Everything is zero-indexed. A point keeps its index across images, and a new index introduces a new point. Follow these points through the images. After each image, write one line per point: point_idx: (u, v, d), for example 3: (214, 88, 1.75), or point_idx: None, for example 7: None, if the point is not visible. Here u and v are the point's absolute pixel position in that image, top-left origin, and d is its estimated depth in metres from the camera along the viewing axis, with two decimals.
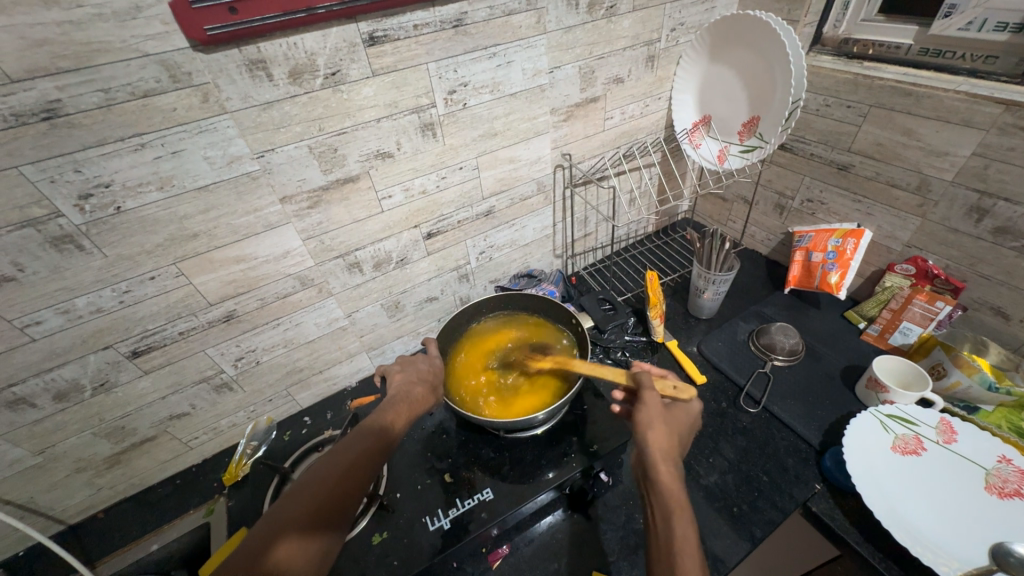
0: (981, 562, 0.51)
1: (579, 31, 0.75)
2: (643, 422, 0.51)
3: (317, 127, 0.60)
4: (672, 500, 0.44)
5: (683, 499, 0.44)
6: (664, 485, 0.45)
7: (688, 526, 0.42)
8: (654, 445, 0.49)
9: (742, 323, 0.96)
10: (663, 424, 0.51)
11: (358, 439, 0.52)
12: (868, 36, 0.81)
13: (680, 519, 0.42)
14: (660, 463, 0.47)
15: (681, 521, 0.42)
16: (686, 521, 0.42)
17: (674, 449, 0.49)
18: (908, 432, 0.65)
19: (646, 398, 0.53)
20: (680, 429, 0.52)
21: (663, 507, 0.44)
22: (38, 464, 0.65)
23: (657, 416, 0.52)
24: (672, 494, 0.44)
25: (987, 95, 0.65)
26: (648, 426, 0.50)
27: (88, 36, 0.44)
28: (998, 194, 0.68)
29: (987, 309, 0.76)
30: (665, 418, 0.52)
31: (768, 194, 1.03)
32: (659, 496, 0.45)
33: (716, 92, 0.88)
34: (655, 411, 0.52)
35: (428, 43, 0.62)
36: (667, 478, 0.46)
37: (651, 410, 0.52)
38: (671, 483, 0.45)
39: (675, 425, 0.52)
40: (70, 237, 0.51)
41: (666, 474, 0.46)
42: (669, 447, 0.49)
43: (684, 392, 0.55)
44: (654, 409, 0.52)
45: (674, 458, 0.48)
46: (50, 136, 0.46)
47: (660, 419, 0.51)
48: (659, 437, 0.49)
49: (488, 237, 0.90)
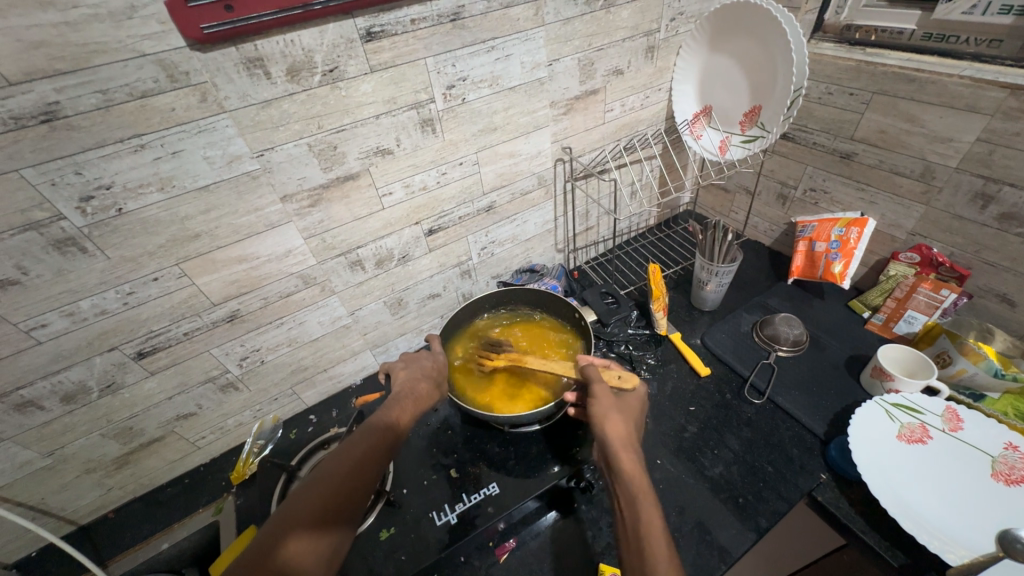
0: (989, 549, 0.51)
1: (577, 22, 0.74)
2: (597, 413, 0.52)
3: (316, 125, 0.59)
4: (636, 488, 0.45)
5: (646, 483, 0.46)
6: (626, 472, 0.46)
7: (654, 511, 0.43)
8: (611, 434, 0.50)
9: (746, 315, 0.95)
10: (617, 414, 0.52)
11: (364, 436, 0.52)
12: (871, 22, 0.81)
13: (645, 505, 0.44)
14: (620, 451, 0.48)
15: (645, 506, 0.44)
16: (651, 505, 0.44)
17: (631, 436, 0.51)
18: (914, 420, 0.64)
19: (597, 391, 0.55)
20: (634, 415, 0.54)
21: (628, 497, 0.45)
22: (47, 466, 0.65)
23: (610, 406, 0.53)
24: (634, 482, 0.45)
25: (993, 80, 0.64)
26: (602, 418, 0.52)
27: (85, 37, 0.43)
28: (1004, 179, 0.67)
29: (992, 296, 0.75)
30: (618, 406, 0.54)
31: (770, 184, 1.02)
32: (623, 487, 0.46)
33: (716, 83, 0.87)
34: (608, 402, 0.54)
35: (425, 37, 0.61)
36: (629, 465, 0.47)
37: (604, 401, 0.54)
38: (633, 469, 0.47)
39: (628, 412, 0.54)
40: (72, 240, 0.51)
41: (627, 462, 0.47)
42: (626, 433, 0.51)
43: (629, 379, 0.57)
44: (606, 398, 0.54)
45: (632, 442, 0.50)
46: (50, 139, 0.46)
47: (613, 409, 0.53)
48: (615, 427, 0.51)
49: (489, 233, 0.89)
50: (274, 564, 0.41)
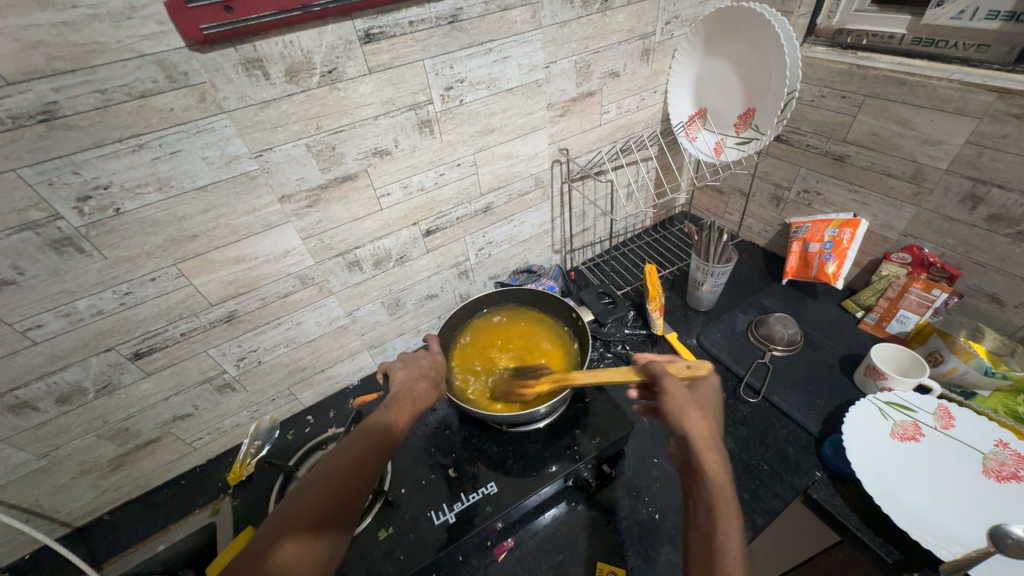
0: (980, 545, 0.52)
1: (574, 25, 0.75)
2: (677, 406, 0.49)
3: (315, 126, 0.60)
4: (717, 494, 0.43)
5: (727, 491, 0.43)
6: (708, 474, 0.44)
7: (733, 520, 0.41)
8: (694, 431, 0.46)
9: (741, 315, 0.96)
10: (697, 411, 0.48)
11: (361, 437, 0.52)
12: (862, 26, 0.81)
13: (724, 512, 0.41)
14: (702, 451, 0.45)
15: (725, 516, 0.41)
16: (731, 514, 0.41)
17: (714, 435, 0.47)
18: (906, 418, 0.65)
19: (671, 385, 0.51)
20: (710, 410, 0.51)
21: (707, 499, 0.42)
22: (41, 468, 0.65)
23: (689, 402, 0.50)
24: (715, 486, 0.43)
25: (981, 84, 0.65)
26: (682, 412, 0.48)
27: (84, 37, 0.43)
28: (993, 181, 0.68)
29: (982, 296, 0.76)
30: (697, 402, 0.50)
31: (765, 186, 1.03)
32: (702, 488, 0.43)
33: (711, 86, 0.88)
34: (685, 398, 0.50)
35: (423, 39, 0.62)
36: (713, 468, 0.44)
37: (682, 393, 0.50)
38: (715, 472, 0.44)
39: (706, 409, 0.50)
40: (69, 240, 0.51)
41: (711, 463, 0.44)
42: (708, 431, 0.47)
43: (703, 368, 0.54)
44: (684, 392, 0.50)
45: (714, 443, 0.47)
46: (48, 139, 0.46)
47: (692, 405, 0.49)
48: (696, 424, 0.47)
49: (486, 234, 0.90)
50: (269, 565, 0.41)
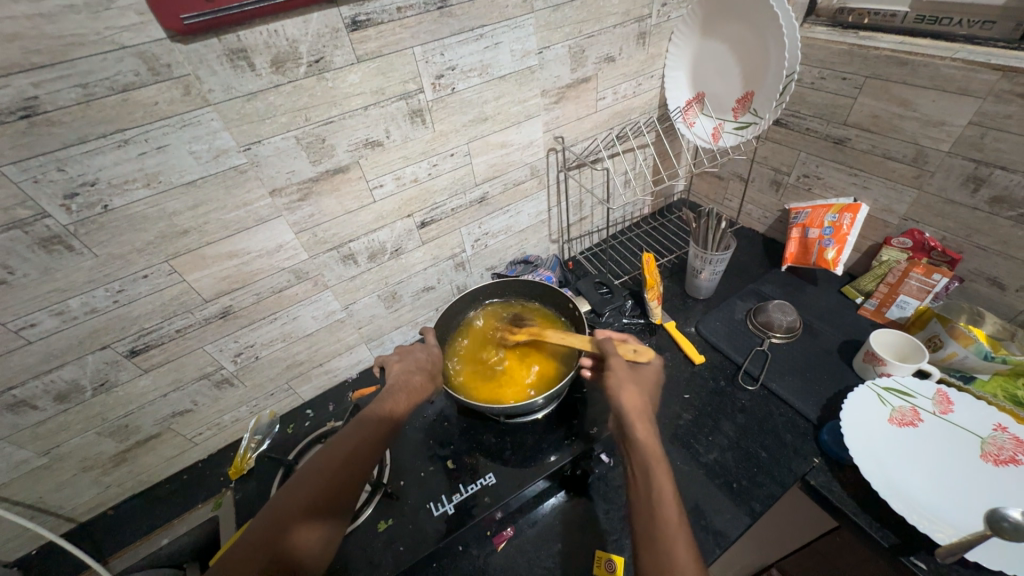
0: (976, 528, 0.52)
1: (567, 9, 0.73)
2: (614, 388, 0.54)
3: (303, 117, 0.59)
4: (652, 460, 0.46)
5: (661, 454, 0.47)
6: (642, 444, 0.48)
7: (666, 476, 0.45)
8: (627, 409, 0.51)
9: (740, 302, 0.96)
10: (631, 386, 0.53)
11: (358, 428, 0.52)
12: (863, 5, 0.80)
13: (657, 471, 0.45)
14: (634, 424, 0.50)
15: (660, 476, 0.45)
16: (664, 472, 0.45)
17: (647, 408, 0.52)
18: (905, 404, 0.65)
19: (613, 365, 0.56)
20: (648, 389, 0.55)
21: (641, 461, 0.46)
22: (43, 466, 0.65)
23: (626, 379, 0.54)
24: (649, 451, 0.47)
25: (984, 62, 0.64)
26: (619, 393, 0.53)
27: (61, 29, 0.42)
28: (996, 163, 0.67)
29: (984, 280, 0.75)
30: (633, 380, 0.55)
31: (764, 171, 1.02)
32: (637, 453, 0.47)
33: (709, 69, 0.86)
34: (623, 376, 0.55)
35: (412, 26, 0.60)
36: (644, 437, 0.48)
37: (621, 376, 0.55)
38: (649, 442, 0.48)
39: (643, 385, 0.55)
40: (58, 238, 0.51)
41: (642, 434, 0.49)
42: (642, 407, 0.52)
43: (644, 354, 0.58)
44: (623, 374, 0.55)
45: (648, 416, 0.51)
46: (30, 135, 0.45)
47: (630, 382, 0.54)
48: (631, 399, 0.52)
49: (482, 224, 0.89)
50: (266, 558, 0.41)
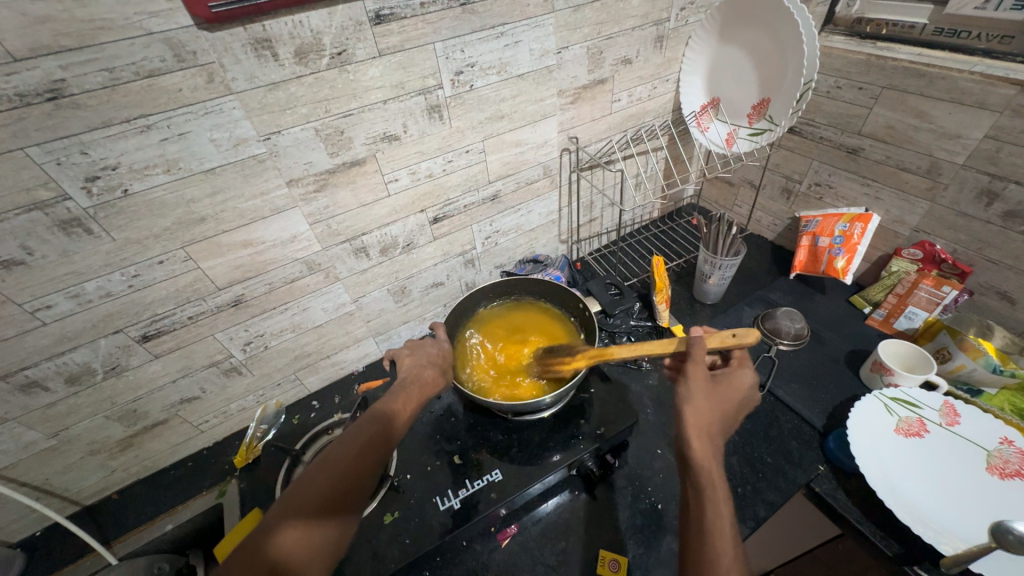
0: (981, 540, 0.52)
1: (586, 10, 0.73)
2: (684, 396, 0.51)
3: (323, 109, 0.59)
4: (708, 480, 0.44)
5: (718, 475, 0.44)
6: (698, 462, 0.45)
7: (721, 500, 0.42)
8: (690, 420, 0.48)
9: (747, 308, 0.96)
10: (703, 399, 0.50)
11: (369, 423, 0.53)
12: (882, 15, 0.80)
13: (714, 494, 0.43)
14: (696, 438, 0.47)
15: (715, 500, 0.42)
16: (720, 498, 0.42)
17: (713, 425, 0.49)
18: (912, 414, 0.65)
19: (692, 372, 0.53)
20: (725, 402, 0.52)
21: (696, 481, 0.44)
22: (51, 447, 0.66)
23: (698, 391, 0.52)
24: (706, 469, 0.44)
25: (1003, 77, 0.64)
26: (687, 403, 0.50)
27: (90, 13, 0.43)
28: (1010, 177, 0.67)
29: (993, 294, 0.76)
30: (709, 393, 0.52)
31: (776, 179, 1.02)
32: (694, 471, 0.45)
33: (725, 74, 0.86)
34: (697, 386, 0.52)
35: (434, 22, 0.60)
36: (701, 454, 0.45)
37: (694, 385, 0.52)
38: (704, 458, 0.45)
39: (718, 400, 0.51)
40: (78, 221, 0.51)
41: (699, 449, 0.46)
42: (708, 424, 0.49)
43: (748, 336, 0.54)
44: (697, 382, 0.53)
45: (713, 433, 0.48)
46: (55, 118, 0.45)
47: (701, 394, 0.51)
48: (697, 412, 0.49)
49: (494, 222, 0.89)
50: (269, 559, 0.41)
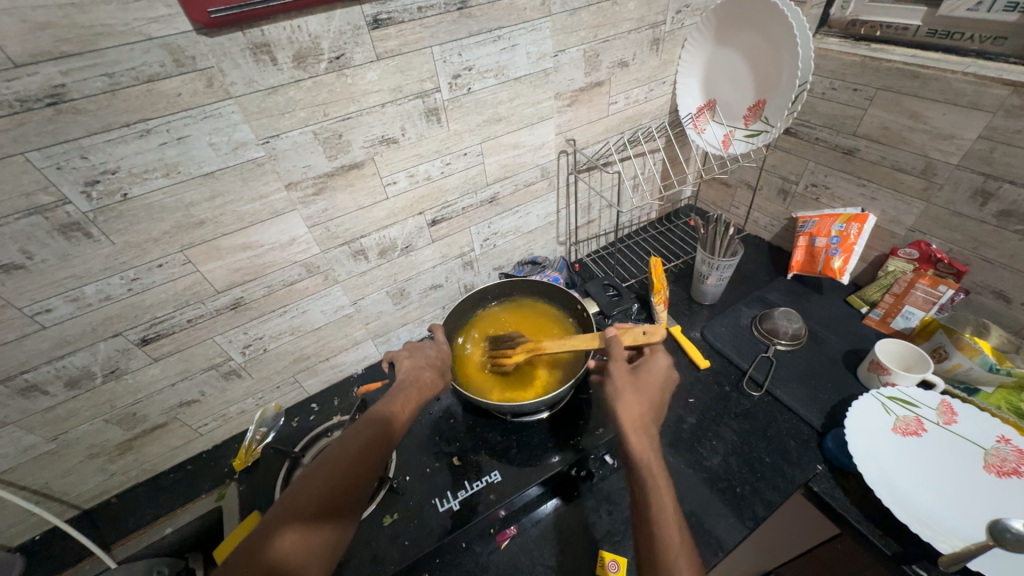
0: (979, 539, 0.52)
1: (583, 13, 0.74)
2: (613, 395, 0.54)
3: (322, 112, 0.59)
4: (646, 472, 0.47)
5: (656, 465, 0.48)
6: (637, 458, 0.48)
7: (662, 489, 0.46)
8: (623, 418, 0.52)
9: (745, 308, 0.96)
10: (630, 393, 0.54)
11: (367, 424, 0.53)
12: (876, 17, 0.81)
13: (656, 488, 0.46)
14: (629, 434, 0.50)
15: (658, 492, 0.46)
16: (662, 488, 0.46)
17: (644, 416, 0.52)
18: (908, 414, 0.65)
19: (614, 369, 0.57)
20: (653, 391, 0.56)
21: (638, 477, 0.47)
22: (50, 451, 0.66)
23: (625, 385, 0.55)
24: (642, 464, 0.48)
25: (995, 77, 0.64)
26: (617, 399, 0.54)
27: (91, 19, 0.43)
28: (1004, 176, 0.68)
29: (989, 293, 0.76)
30: (634, 384, 0.56)
31: (772, 180, 1.02)
32: (633, 468, 0.48)
33: (721, 76, 0.87)
34: (623, 381, 0.56)
35: (432, 26, 0.61)
36: (637, 448, 0.49)
37: (620, 380, 0.56)
38: (641, 451, 0.49)
39: (646, 388, 0.55)
40: (77, 225, 0.51)
41: (635, 445, 0.49)
42: (640, 416, 0.52)
43: (655, 333, 0.59)
44: (622, 377, 0.56)
45: (644, 423, 0.52)
46: (55, 123, 0.46)
47: (627, 388, 0.55)
48: (628, 408, 0.53)
49: (492, 224, 0.90)
50: (269, 560, 0.41)
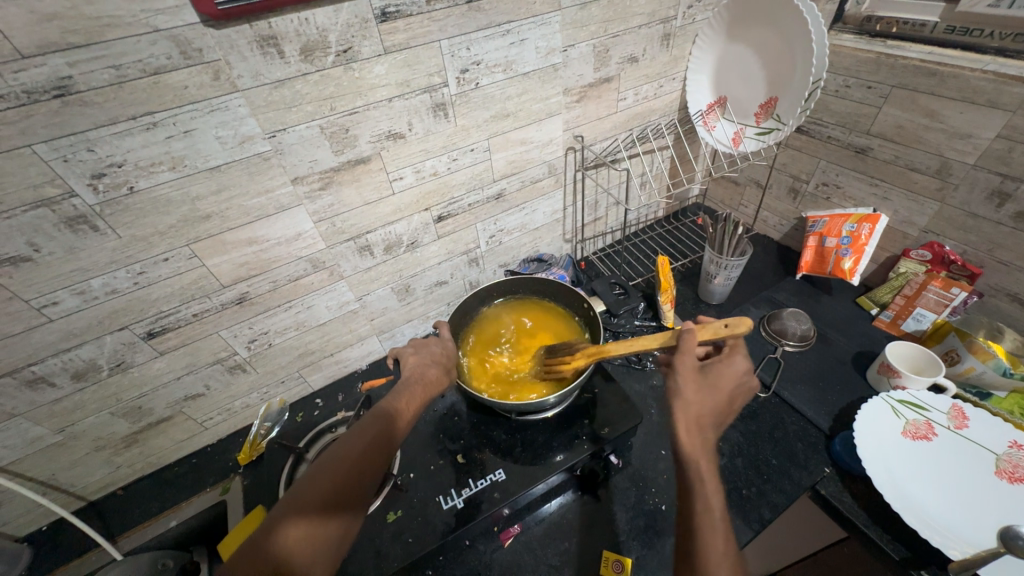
0: (990, 545, 0.52)
1: (593, 8, 0.72)
2: (673, 390, 0.48)
3: (329, 107, 0.59)
4: (695, 476, 0.43)
5: (708, 473, 0.43)
6: (688, 461, 0.43)
7: (712, 498, 0.41)
8: (680, 415, 0.46)
9: (753, 309, 0.95)
10: (692, 391, 0.48)
11: (372, 422, 0.53)
12: (893, 13, 0.79)
13: (704, 495, 0.41)
14: (683, 434, 0.45)
15: (704, 498, 0.41)
16: (713, 498, 0.41)
17: (704, 417, 0.46)
18: (919, 417, 0.65)
19: (680, 364, 0.50)
20: (720, 392, 0.49)
21: (684, 479, 0.43)
22: (57, 443, 0.66)
23: (689, 380, 0.49)
24: (694, 468, 0.43)
25: (1015, 76, 0.63)
26: (677, 395, 0.48)
27: (97, 10, 0.42)
28: (1022, 177, 0.66)
29: (1003, 296, 0.75)
30: (699, 382, 0.49)
31: (782, 179, 1.01)
32: (682, 469, 0.43)
33: (732, 73, 0.85)
34: (687, 377, 0.49)
35: (440, 19, 0.60)
36: (689, 450, 0.44)
37: (684, 376, 0.49)
38: (695, 453, 0.44)
39: (710, 388, 0.49)
40: (84, 218, 0.51)
41: (689, 446, 0.44)
42: (699, 417, 0.47)
43: (740, 326, 0.51)
44: (687, 372, 0.49)
45: (703, 425, 0.46)
46: (62, 115, 0.45)
47: (691, 385, 0.48)
48: (688, 405, 0.47)
49: (498, 221, 0.89)
50: (272, 558, 0.41)
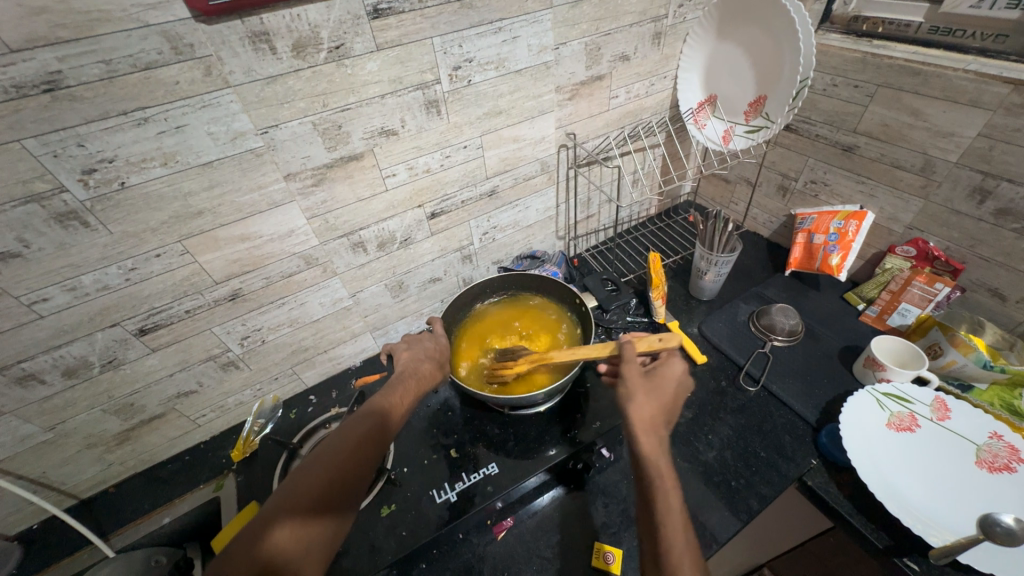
0: (970, 533, 0.53)
1: (585, 6, 0.73)
2: (624, 394, 0.51)
3: (321, 103, 0.59)
4: (655, 477, 0.44)
5: (666, 469, 0.45)
6: (647, 462, 0.45)
7: (673, 494, 0.43)
8: (634, 419, 0.48)
9: (743, 304, 0.97)
10: (643, 395, 0.50)
11: (366, 416, 0.53)
12: (878, 14, 0.80)
13: (666, 495, 0.43)
14: (640, 435, 0.47)
15: (668, 495, 0.43)
16: (671, 493, 0.43)
17: (657, 420, 0.49)
18: (903, 409, 0.66)
19: (627, 371, 0.53)
20: (666, 394, 0.52)
21: (646, 482, 0.44)
22: (47, 441, 0.66)
23: (637, 387, 0.52)
24: (654, 468, 0.45)
25: (996, 75, 0.64)
26: (628, 399, 0.50)
27: (88, 5, 0.42)
28: (1002, 175, 0.68)
29: (985, 291, 0.77)
30: (647, 388, 0.52)
31: (772, 176, 1.02)
32: (641, 470, 0.45)
33: (722, 72, 0.86)
34: (635, 384, 0.52)
35: (433, 16, 0.60)
36: (648, 451, 0.46)
37: (632, 381, 0.52)
38: (653, 454, 0.46)
39: (658, 391, 0.52)
40: (74, 214, 0.51)
41: (645, 448, 0.46)
42: (651, 417, 0.49)
43: (672, 339, 0.58)
44: (633, 379, 0.53)
45: (655, 426, 0.48)
46: (52, 109, 0.45)
47: (640, 390, 0.51)
48: (640, 409, 0.49)
49: (491, 218, 0.90)
50: (267, 554, 0.40)
